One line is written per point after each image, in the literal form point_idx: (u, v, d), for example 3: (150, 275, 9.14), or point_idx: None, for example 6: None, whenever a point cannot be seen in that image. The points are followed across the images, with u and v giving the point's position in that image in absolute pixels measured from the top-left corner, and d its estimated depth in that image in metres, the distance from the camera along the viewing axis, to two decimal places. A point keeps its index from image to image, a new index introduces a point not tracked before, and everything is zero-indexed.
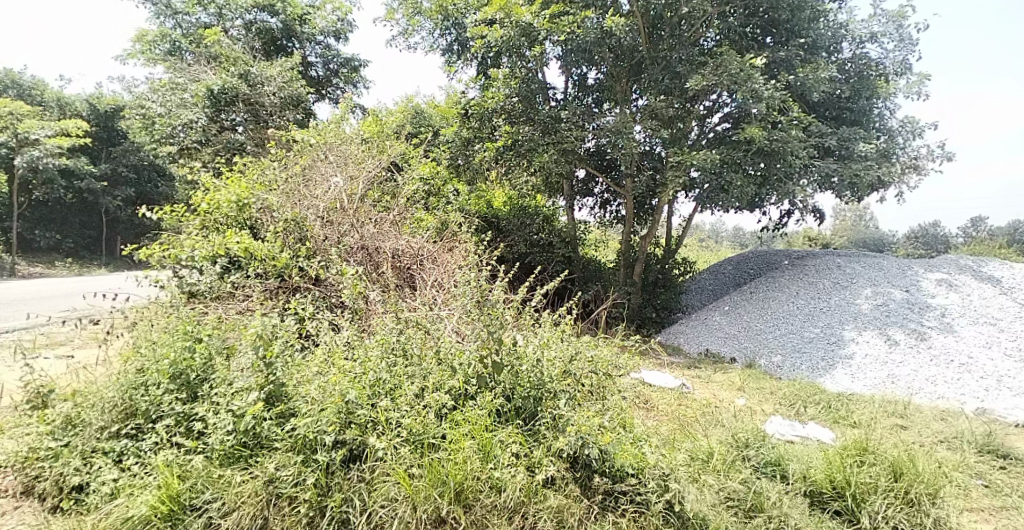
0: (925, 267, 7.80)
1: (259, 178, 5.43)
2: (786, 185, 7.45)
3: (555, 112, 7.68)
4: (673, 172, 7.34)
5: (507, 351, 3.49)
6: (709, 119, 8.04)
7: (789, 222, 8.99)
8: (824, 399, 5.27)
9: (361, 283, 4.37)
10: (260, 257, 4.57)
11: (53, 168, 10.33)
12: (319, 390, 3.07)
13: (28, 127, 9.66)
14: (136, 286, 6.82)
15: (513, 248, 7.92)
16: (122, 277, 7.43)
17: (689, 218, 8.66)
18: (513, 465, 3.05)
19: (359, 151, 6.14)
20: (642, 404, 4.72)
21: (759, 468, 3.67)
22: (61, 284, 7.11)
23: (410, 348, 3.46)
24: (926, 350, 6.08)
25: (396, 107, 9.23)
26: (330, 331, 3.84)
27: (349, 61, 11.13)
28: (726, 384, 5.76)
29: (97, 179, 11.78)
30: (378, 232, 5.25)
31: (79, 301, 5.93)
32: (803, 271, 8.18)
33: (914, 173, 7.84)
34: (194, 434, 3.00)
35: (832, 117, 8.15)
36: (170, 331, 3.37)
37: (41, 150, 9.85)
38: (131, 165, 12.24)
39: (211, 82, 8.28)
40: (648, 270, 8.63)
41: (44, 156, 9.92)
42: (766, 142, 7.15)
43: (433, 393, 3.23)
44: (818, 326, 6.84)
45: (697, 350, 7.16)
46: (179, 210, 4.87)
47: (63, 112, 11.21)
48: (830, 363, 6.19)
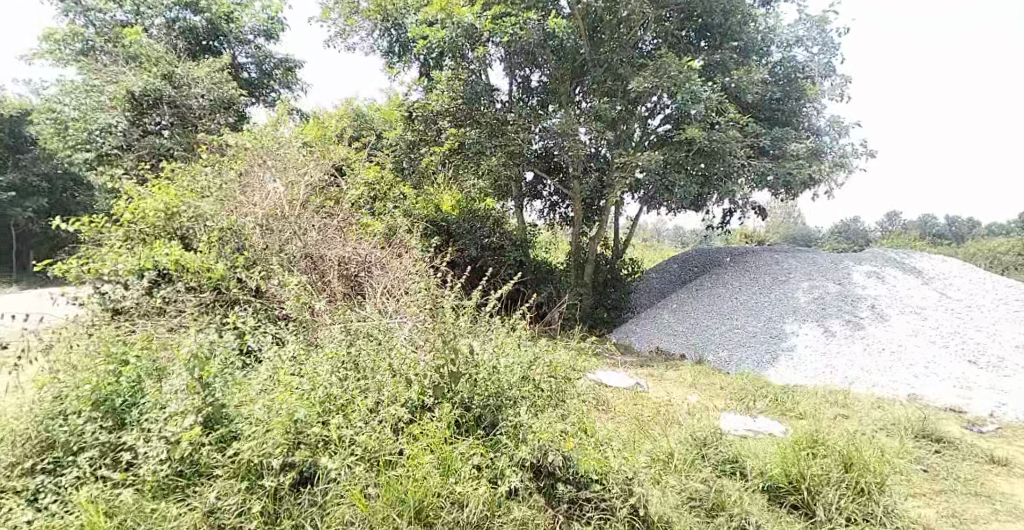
0: (856, 260, 8.16)
1: (190, 185, 5.11)
2: (727, 185, 7.64)
3: (501, 115, 7.75)
4: (619, 174, 7.43)
5: (464, 360, 3.39)
6: (651, 121, 8.18)
7: (729, 220, 9.25)
8: (770, 392, 5.43)
9: (306, 293, 4.20)
10: (193, 269, 4.28)
11: None
12: (264, 409, 2.87)
13: None
14: (48, 304, 6.28)
15: (463, 253, 7.85)
16: (36, 296, 6.87)
17: (635, 218, 8.78)
18: (475, 478, 2.94)
19: (299, 155, 5.90)
20: (600, 406, 4.73)
21: (718, 466, 3.71)
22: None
23: (362, 361, 3.31)
24: (861, 340, 6.35)
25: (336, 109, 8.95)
26: (275, 345, 3.63)
27: (283, 62, 10.73)
28: (678, 381, 5.85)
29: (5, 190, 10.84)
30: (323, 238, 5.06)
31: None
32: (744, 267, 8.41)
33: (843, 172, 8.08)
34: (124, 465, 2.72)
35: (765, 119, 8.41)
36: (92, 353, 3.07)
37: None
38: (42, 174, 11.28)
39: (132, 84, 7.81)
40: (597, 270, 8.67)
41: None
42: (707, 142, 7.32)
43: (388, 406, 3.10)
44: (761, 320, 7.04)
45: (648, 349, 7.26)
46: (99, 220, 4.47)
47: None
48: (773, 356, 6.38)
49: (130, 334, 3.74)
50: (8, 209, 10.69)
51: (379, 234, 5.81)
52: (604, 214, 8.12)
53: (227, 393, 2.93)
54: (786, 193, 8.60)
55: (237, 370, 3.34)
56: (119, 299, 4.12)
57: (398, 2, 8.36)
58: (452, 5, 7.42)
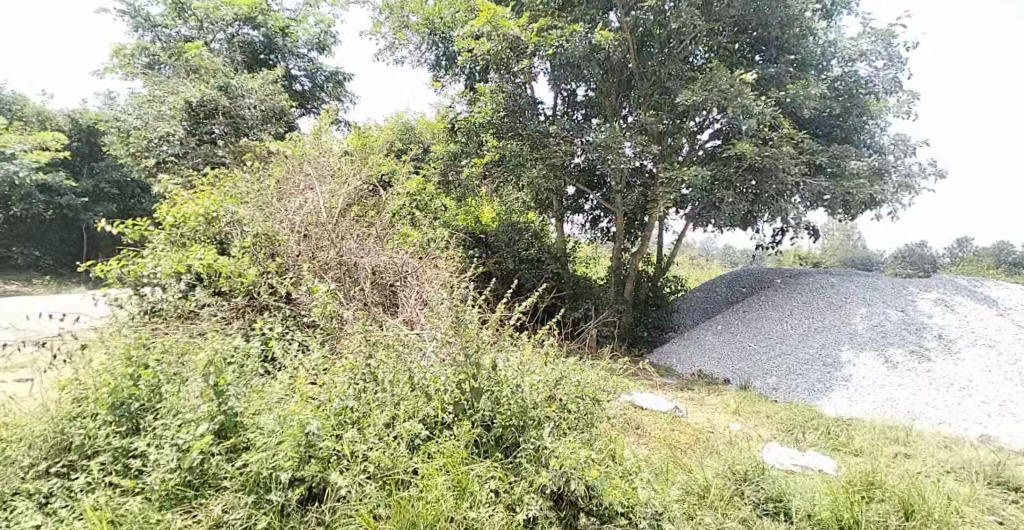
0: (920, 286, 7.65)
1: (231, 190, 5.18)
2: (778, 203, 7.30)
3: (543, 126, 7.52)
4: (664, 189, 7.19)
5: (487, 377, 3.27)
6: (700, 136, 7.92)
7: (780, 240, 8.84)
8: (822, 424, 5.07)
9: (334, 300, 4.15)
10: (226, 274, 4.31)
11: (31, 183, 10.06)
12: (277, 419, 2.80)
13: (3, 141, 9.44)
14: (90, 307, 6.39)
15: (501, 265, 7.80)
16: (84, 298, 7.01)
17: (681, 235, 8.49)
18: (492, 503, 2.80)
19: (340, 164, 5.94)
20: (633, 429, 4.54)
21: (758, 506, 3.42)
22: (26, 302, 6.72)
23: (381, 373, 3.21)
24: (925, 373, 5.89)
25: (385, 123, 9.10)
26: (299, 353, 3.59)
27: (333, 75, 11.00)
28: (720, 407, 5.54)
29: (79, 195, 11.37)
30: (360, 247, 5.03)
31: (24, 321, 5.53)
32: (796, 290, 7.99)
33: (907, 192, 7.61)
34: (134, 472, 2.69)
35: (823, 135, 8.02)
36: (114, 355, 3.05)
37: (17, 165, 9.58)
38: (114, 181, 11.68)
39: (189, 94, 8.07)
40: (638, 287, 8.41)
41: (20, 170, 9.64)
42: (758, 158, 7.01)
43: (406, 421, 3.00)
44: (814, 346, 6.63)
45: (690, 372, 6.95)
46: (141, 223, 4.54)
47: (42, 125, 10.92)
48: (827, 385, 5.99)
49: (159, 337, 3.76)
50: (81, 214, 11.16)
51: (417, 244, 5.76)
52: (648, 230, 7.87)
53: (242, 401, 2.88)
54: (843, 213, 8.16)
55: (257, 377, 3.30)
56: (156, 300, 4.16)
57: (446, 16, 8.40)
58: (498, 17, 7.40)
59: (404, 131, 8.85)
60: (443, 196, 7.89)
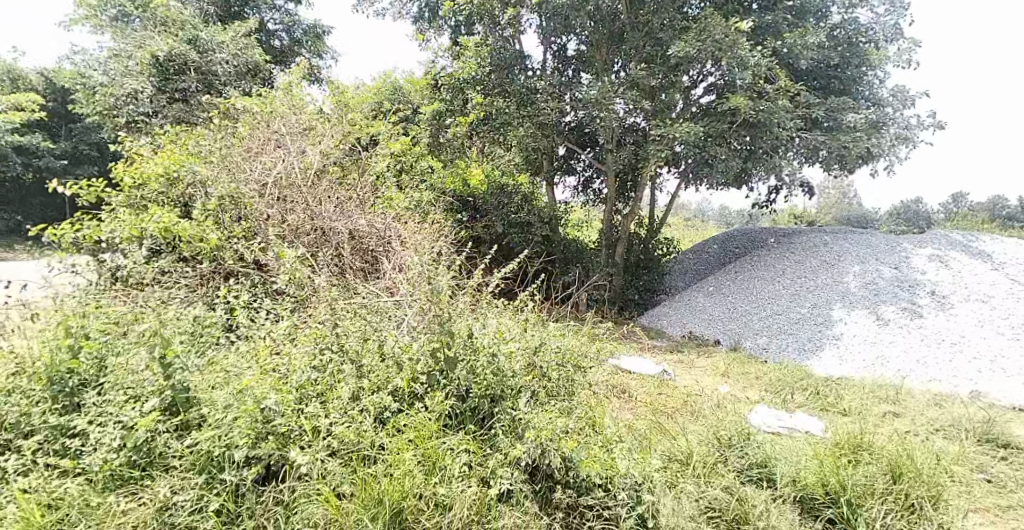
0: (915, 243, 7.48)
1: (192, 149, 4.90)
2: (772, 159, 7.06)
3: (531, 82, 7.26)
4: (655, 146, 6.91)
5: (462, 346, 3.12)
6: (693, 91, 7.63)
7: (774, 199, 8.63)
8: (812, 385, 4.98)
9: (303, 266, 3.89)
10: (187, 238, 4.05)
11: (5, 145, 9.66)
12: (231, 395, 2.63)
13: None
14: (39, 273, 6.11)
15: (490, 229, 7.48)
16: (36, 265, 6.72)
17: (674, 195, 8.29)
18: (464, 477, 2.66)
19: (313, 122, 5.67)
20: (619, 394, 4.47)
21: (742, 473, 3.30)
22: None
23: (348, 345, 3.04)
24: (917, 330, 5.77)
25: (373, 82, 8.80)
26: (265, 323, 3.41)
27: (312, 29, 10.53)
28: (709, 370, 5.43)
29: (57, 157, 10.97)
30: (339, 212, 4.86)
31: None
32: (788, 249, 7.81)
33: (905, 146, 7.36)
34: (73, 452, 2.51)
35: (819, 87, 7.73)
36: (56, 327, 2.86)
37: None
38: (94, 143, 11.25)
39: (157, 49, 7.68)
40: (630, 250, 8.14)
41: None
42: (752, 113, 6.73)
43: (374, 394, 2.84)
44: (806, 306, 6.50)
45: (680, 333, 6.82)
46: (96, 184, 4.28)
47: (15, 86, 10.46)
48: (817, 344, 5.88)
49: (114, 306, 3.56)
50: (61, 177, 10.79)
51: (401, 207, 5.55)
52: (639, 189, 7.64)
53: (196, 376, 2.72)
54: (839, 169, 7.93)
55: (215, 351, 3.12)
56: (117, 266, 3.99)
57: None
58: None
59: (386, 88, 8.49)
60: (430, 157, 7.64)
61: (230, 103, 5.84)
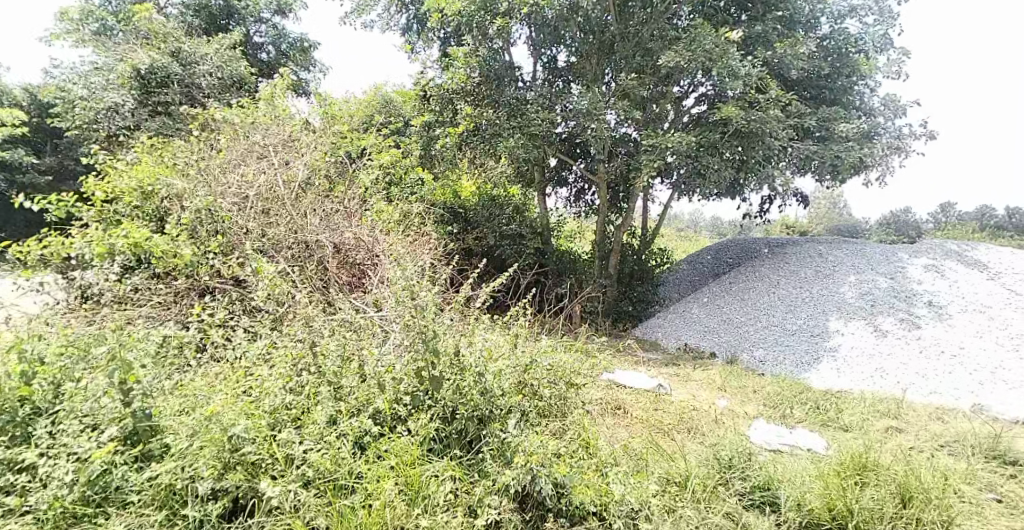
0: (911, 252, 7.39)
1: (168, 161, 4.74)
2: (765, 169, 6.98)
3: (521, 93, 7.18)
4: (646, 156, 6.81)
5: (448, 364, 2.96)
6: (684, 101, 7.55)
7: (767, 209, 8.55)
8: (811, 399, 4.84)
9: (282, 281, 3.72)
10: (161, 255, 3.85)
11: None
12: (197, 422, 2.47)
13: None
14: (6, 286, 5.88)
15: (482, 242, 7.28)
16: None
17: (666, 206, 8.18)
18: (449, 507, 2.50)
19: (296, 134, 5.53)
20: (614, 411, 4.33)
21: (744, 497, 3.14)
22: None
23: (326, 366, 2.88)
24: (915, 341, 5.65)
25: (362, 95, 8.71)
26: (241, 342, 3.24)
27: (299, 41, 10.42)
28: (705, 383, 5.29)
29: (42, 173, 10.73)
30: (324, 225, 4.71)
31: None
32: (783, 259, 7.71)
33: (898, 155, 7.30)
34: (20, 487, 2.31)
35: (810, 97, 7.66)
36: (8, 351, 2.66)
37: None
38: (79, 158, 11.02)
39: (139, 62, 7.53)
40: (623, 261, 8.00)
41: None
42: (744, 123, 6.65)
43: (352, 418, 2.68)
44: (802, 316, 6.37)
45: (674, 346, 6.68)
46: (66, 199, 4.10)
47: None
48: (815, 356, 5.75)
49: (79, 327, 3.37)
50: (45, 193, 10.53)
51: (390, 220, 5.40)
52: (632, 200, 7.53)
53: (160, 402, 2.55)
54: (832, 179, 7.86)
55: (185, 373, 2.95)
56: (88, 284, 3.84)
57: None
58: None
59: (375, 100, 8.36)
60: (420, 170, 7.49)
61: (212, 115, 5.68)
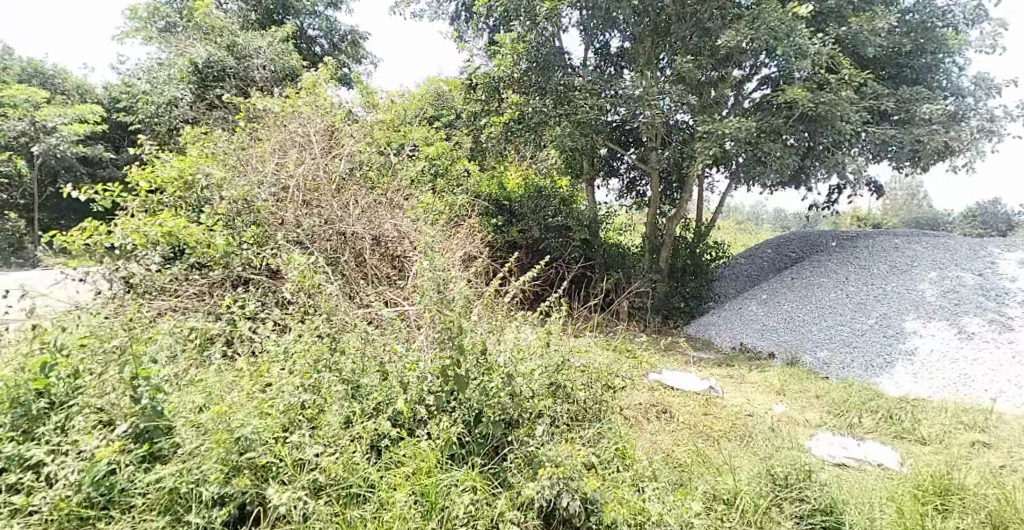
0: (1002, 246, 6.69)
1: (211, 152, 4.76)
2: (834, 156, 6.45)
3: (568, 79, 6.84)
4: (702, 143, 6.40)
5: (474, 363, 2.82)
6: (745, 85, 7.09)
7: (836, 199, 7.95)
8: (883, 407, 4.40)
9: (312, 271, 3.61)
10: (195, 244, 3.89)
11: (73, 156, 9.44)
12: (207, 422, 2.43)
13: (42, 114, 8.82)
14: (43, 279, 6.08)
15: (527, 234, 7.06)
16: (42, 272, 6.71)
17: (724, 196, 7.72)
18: (468, 519, 2.35)
19: (338, 126, 5.48)
20: (661, 415, 4.08)
21: (803, 520, 2.81)
22: (22, 277, 6.15)
23: (344, 363, 2.78)
24: (1007, 345, 5.08)
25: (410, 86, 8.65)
26: (269, 337, 3.17)
27: (351, 34, 10.47)
28: (762, 386, 4.92)
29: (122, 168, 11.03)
30: (363, 216, 4.64)
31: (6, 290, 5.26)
32: (852, 254, 7.14)
33: (989, 139, 6.58)
34: (29, 485, 2.25)
35: (888, 77, 7.02)
36: (30, 343, 2.64)
37: (57, 138, 8.91)
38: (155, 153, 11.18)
39: (196, 56, 7.68)
40: (675, 255, 7.62)
41: (60, 145, 8.95)
42: (812, 106, 6.16)
43: (368, 421, 2.58)
44: (874, 315, 5.86)
45: (731, 345, 6.29)
46: (111, 189, 4.12)
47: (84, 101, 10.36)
48: (889, 360, 5.26)
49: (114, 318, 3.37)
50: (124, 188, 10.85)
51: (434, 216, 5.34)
52: (686, 191, 7.14)
53: (174, 400, 2.51)
54: (910, 166, 7.21)
55: (204, 368, 2.89)
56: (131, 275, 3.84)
57: None
58: None
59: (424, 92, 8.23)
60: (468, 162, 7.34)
61: (258, 106, 5.67)
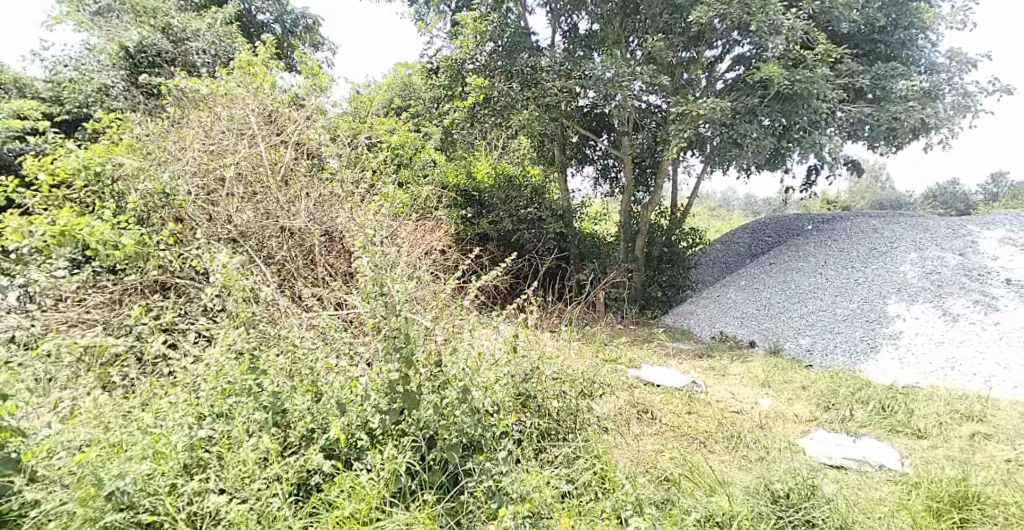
0: (981, 225, 6.49)
1: (130, 140, 4.21)
2: (811, 136, 6.17)
3: (532, 60, 6.32)
4: (674, 125, 6.03)
5: (426, 378, 2.46)
6: (717, 65, 6.74)
7: (812, 182, 7.71)
8: (873, 398, 4.11)
9: (243, 275, 3.13)
10: (97, 246, 3.35)
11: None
12: (75, 474, 2.15)
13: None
14: None
15: (496, 225, 6.62)
16: None
17: (698, 180, 7.37)
18: None
19: (281, 112, 4.97)
20: (641, 415, 3.79)
21: None
22: None
23: (265, 388, 2.43)
24: (993, 327, 4.84)
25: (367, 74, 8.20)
26: (188, 356, 2.71)
27: (303, 18, 9.87)
28: (746, 378, 4.61)
29: None
30: (309, 211, 4.17)
31: None
32: (830, 236, 6.88)
33: (966, 116, 6.36)
34: None
35: (863, 54, 6.72)
36: None
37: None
38: None
39: (127, 39, 7.04)
40: (651, 243, 7.27)
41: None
42: (787, 84, 5.84)
43: (291, 456, 2.32)
44: (856, 299, 5.59)
45: (709, 335, 5.99)
46: (6, 184, 3.55)
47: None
48: (874, 345, 4.99)
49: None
50: None
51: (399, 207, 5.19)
52: (659, 176, 6.78)
53: (41, 443, 2.21)
54: (885, 145, 6.97)
55: (93, 403, 2.54)
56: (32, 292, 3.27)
57: None
58: None
59: (389, 81, 7.65)
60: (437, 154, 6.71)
61: (187, 89, 5.04)
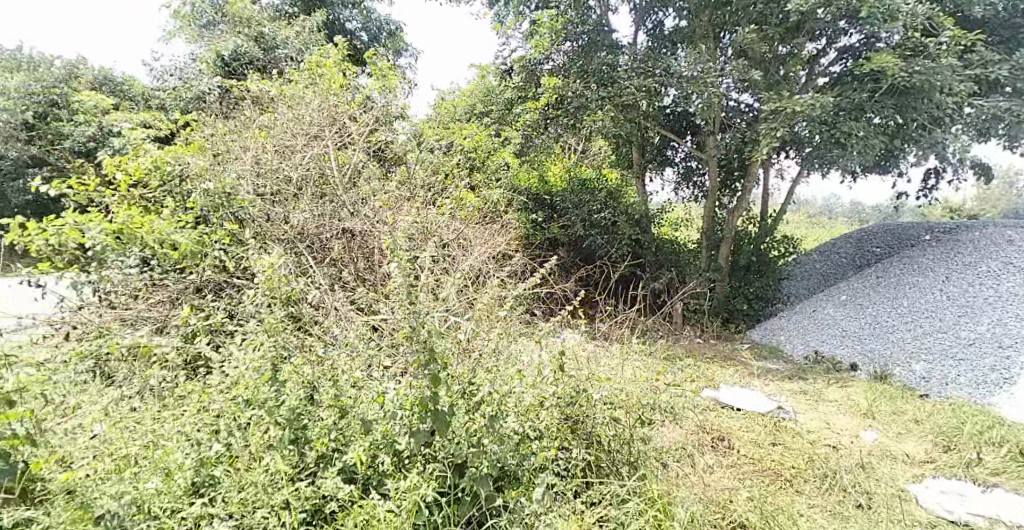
0: None
1: (202, 140, 4.25)
2: (932, 134, 5.37)
3: (611, 57, 5.91)
4: (767, 123, 5.46)
5: (460, 396, 2.37)
6: (820, 59, 6.01)
7: (930, 186, 6.81)
8: (1011, 441, 3.44)
9: (288, 278, 3.02)
10: (153, 245, 3.34)
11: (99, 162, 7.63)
12: (70, 492, 2.18)
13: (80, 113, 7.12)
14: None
15: (569, 230, 6.36)
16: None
17: (794, 184, 6.70)
18: None
19: (351, 112, 4.91)
20: (716, 444, 3.39)
21: None
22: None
23: (288, 399, 2.32)
24: None
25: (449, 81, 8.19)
26: (220, 360, 2.63)
27: (388, 25, 10.01)
28: (845, 407, 4.01)
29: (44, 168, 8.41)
30: (372, 212, 4.05)
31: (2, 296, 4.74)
32: (953, 248, 6.00)
33: None
34: None
35: (1003, 42, 5.73)
36: None
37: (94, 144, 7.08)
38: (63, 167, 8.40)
39: (221, 47, 7.33)
40: (738, 252, 6.67)
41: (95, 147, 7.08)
42: (904, 77, 5.13)
43: (303, 480, 2.25)
44: (986, 320, 4.78)
45: (802, 354, 5.36)
46: (87, 183, 3.59)
47: (110, 90, 8.03)
48: (1008, 376, 4.24)
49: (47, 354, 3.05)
50: (47, 203, 8.44)
51: (471, 211, 5.05)
52: (750, 180, 6.20)
53: (52, 454, 2.26)
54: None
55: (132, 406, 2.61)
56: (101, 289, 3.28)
57: None
58: None
59: (471, 87, 7.56)
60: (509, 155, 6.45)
61: (261, 90, 5.08)
